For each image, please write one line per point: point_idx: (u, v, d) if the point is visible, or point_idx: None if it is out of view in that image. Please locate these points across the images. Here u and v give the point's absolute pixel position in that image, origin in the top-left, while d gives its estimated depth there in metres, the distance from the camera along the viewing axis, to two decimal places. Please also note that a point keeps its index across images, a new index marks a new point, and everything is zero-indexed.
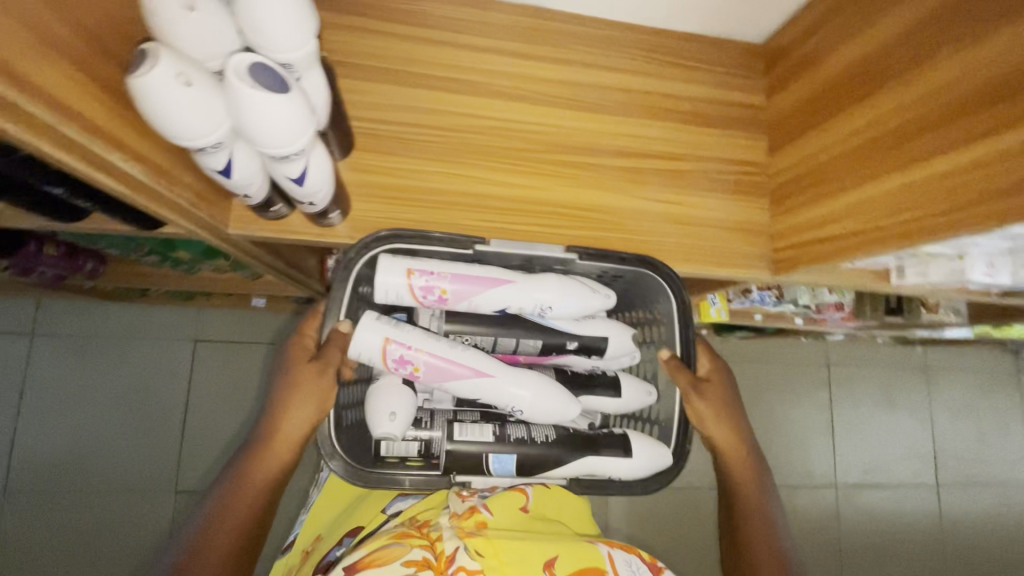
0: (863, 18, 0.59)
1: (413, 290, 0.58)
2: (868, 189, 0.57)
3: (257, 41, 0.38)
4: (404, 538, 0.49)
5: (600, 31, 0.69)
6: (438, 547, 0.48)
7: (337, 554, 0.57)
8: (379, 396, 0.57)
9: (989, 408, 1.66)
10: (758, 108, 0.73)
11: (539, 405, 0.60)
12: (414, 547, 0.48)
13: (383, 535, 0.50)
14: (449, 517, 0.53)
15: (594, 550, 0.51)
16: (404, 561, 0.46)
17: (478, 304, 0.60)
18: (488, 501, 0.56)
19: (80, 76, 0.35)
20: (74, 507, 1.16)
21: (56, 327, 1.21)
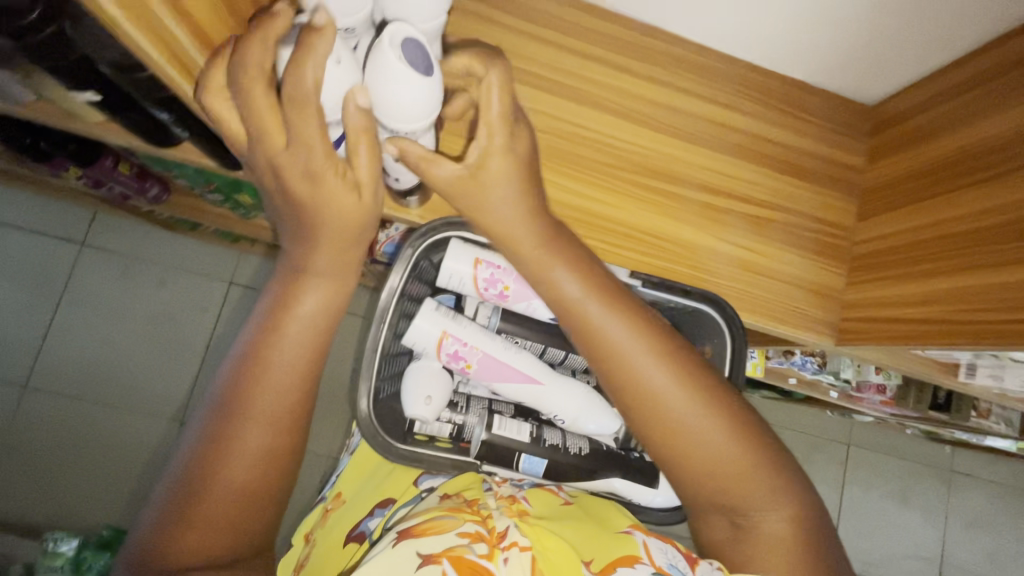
0: (991, 102, 0.56)
1: (477, 279, 0.58)
2: (967, 277, 0.53)
3: (391, 7, 0.40)
4: (455, 512, 0.46)
5: (708, 61, 0.67)
6: (489, 523, 0.45)
7: (370, 526, 0.53)
8: (416, 378, 0.56)
9: (1009, 525, 1.57)
10: (854, 170, 0.70)
11: (581, 418, 0.58)
12: (465, 520, 0.44)
13: (436, 509, 0.47)
14: (493, 499, 0.50)
15: (629, 539, 0.47)
16: (458, 533, 0.42)
17: (536, 307, 0.59)
18: (526, 494, 0.53)
19: None
20: (88, 417, 1.19)
21: (106, 242, 1.24)
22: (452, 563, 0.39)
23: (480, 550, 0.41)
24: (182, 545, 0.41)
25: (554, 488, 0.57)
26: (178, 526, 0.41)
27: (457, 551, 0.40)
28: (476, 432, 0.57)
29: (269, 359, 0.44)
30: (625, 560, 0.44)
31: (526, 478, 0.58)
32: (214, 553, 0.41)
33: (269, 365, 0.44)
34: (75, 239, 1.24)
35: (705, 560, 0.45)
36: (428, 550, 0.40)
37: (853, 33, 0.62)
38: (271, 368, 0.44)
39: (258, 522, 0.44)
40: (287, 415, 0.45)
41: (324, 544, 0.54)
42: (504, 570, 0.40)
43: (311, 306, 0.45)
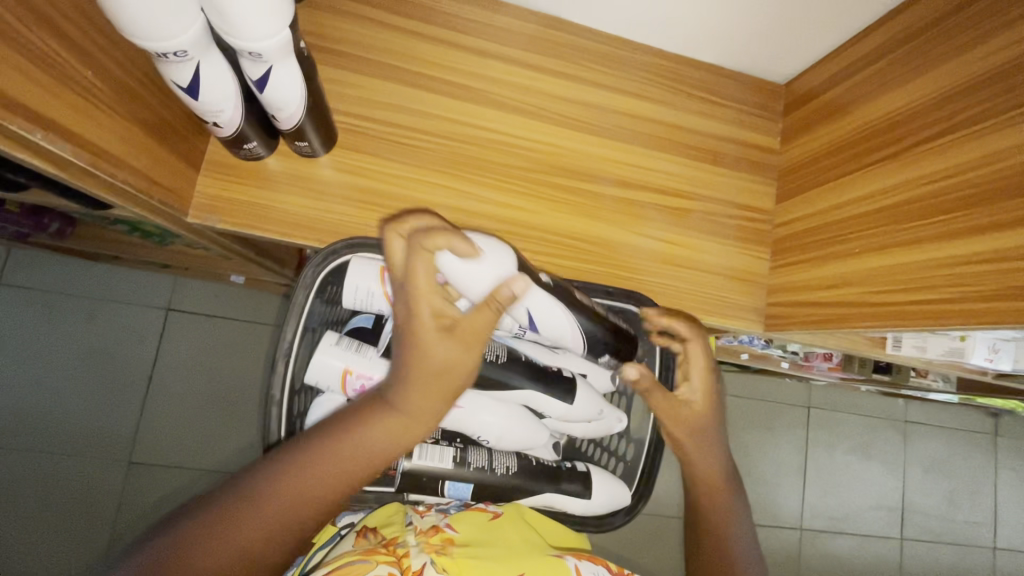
0: (897, 73, 0.55)
1: (386, 290, 0.53)
2: (879, 259, 0.53)
3: (221, 26, 0.35)
4: (370, 554, 0.42)
5: (614, 49, 0.65)
6: (405, 563, 0.43)
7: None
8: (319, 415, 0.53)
9: (962, 466, 1.64)
10: (771, 151, 0.69)
11: (506, 437, 0.56)
12: (379, 564, 0.41)
13: (351, 551, 0.43)
14: (414, 534, 0.47)
15: (562, 563, 0.47)
16: None
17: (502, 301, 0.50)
18: (451, 518, 0.50)
19: (9, 46, 0.30)
20: (17, 473, 1.11)
21: (17, 281, 1.15)
22: None
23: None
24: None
25: (484, 506, 0.55)
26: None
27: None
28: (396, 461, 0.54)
29: (318, 470, 0.40)
30: None
31: (454, 502, 0.55)
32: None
33: (319, 468, 0.40)
34: None
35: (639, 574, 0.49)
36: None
37: (755, 12, 0.61)
38: (319, 479, 0.40)
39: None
40: (292, 530, 0.39)
41: None
42: None
43: (378, 445, 0.41)
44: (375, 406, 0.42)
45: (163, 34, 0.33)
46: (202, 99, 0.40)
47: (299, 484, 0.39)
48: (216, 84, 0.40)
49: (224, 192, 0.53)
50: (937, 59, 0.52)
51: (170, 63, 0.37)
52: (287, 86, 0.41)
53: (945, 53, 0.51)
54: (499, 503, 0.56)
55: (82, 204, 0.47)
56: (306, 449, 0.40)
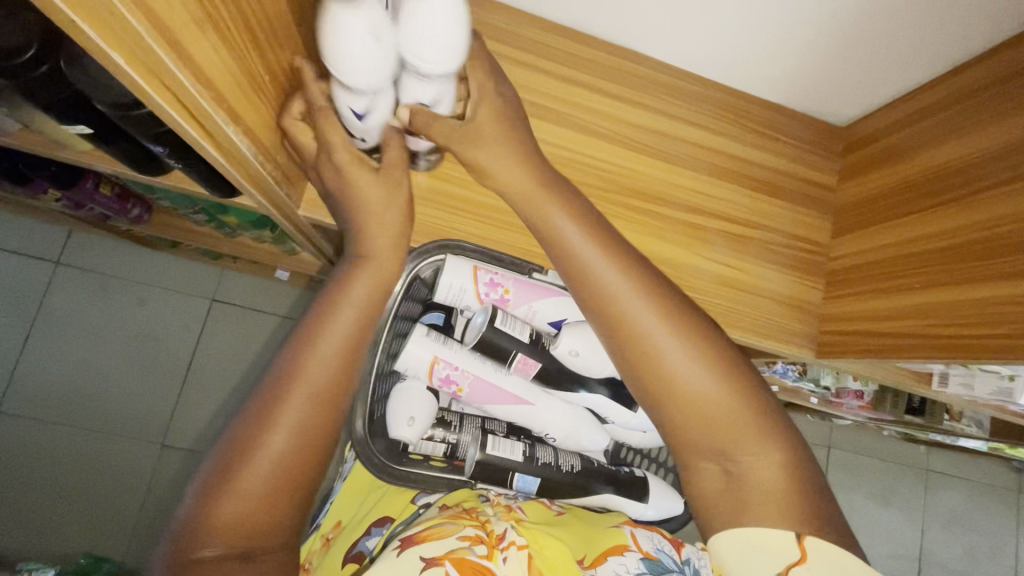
0: (953, 125, 0.59)
1: (477, 288, 0.59)
2: (930, 295, 0.56)
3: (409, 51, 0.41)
4: (455, 519, 0.46)
5: (686, 84, 0.70)
6: (488, 527, 0.46)
7: (367, 545, 0.53)
8: (401, 398, 0.56)
9: (984, 520, 1.62)
10: (828, 188, 0.73)
11: (571, 439, 0.60)
12: (466, 525, 0.45)
13: (436, 517, 0.47)
14: (491, 507, 0.51)
15: (617, 530, 0.51)
16: (459, 537, 0.43)
17: (582, 352, 0.55)
18: (521, 505, 0.54)
19: (207, 32, 0.35)
20: (67, 443, 1.16)
21: (86, 261, 1.22)
22: (455, 564, 0.40)
23: (480, 551, 0.42)
24: (219, 519, 0.40)
25: (547, 501, 0.59)
26: (218, 498, 0.40)
27: (459, 553, 0.41)
28: (471, 450, 0.57)
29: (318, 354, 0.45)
30: (615, 549, 0.48)
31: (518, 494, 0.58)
32: (243, 540, 0.41)
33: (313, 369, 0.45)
34: (53, 258, 1.21)
35: (690, 545, 0.52)
36: (431, 554, 0.41)
37: (821, 58, 0.65)
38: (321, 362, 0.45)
39: (286, 507, 0.43)
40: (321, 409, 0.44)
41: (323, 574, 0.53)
42: (504, 568, 0.42)
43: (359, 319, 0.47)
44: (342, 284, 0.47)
45: (363, 65, 0.40)
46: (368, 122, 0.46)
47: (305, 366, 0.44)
48: (381, 112, 0.46)
49: None
50: (993, 116, 0.56)
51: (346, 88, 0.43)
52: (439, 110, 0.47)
53: (1001, 110, 0.55)
54: (560, 500, 0.59)
55: (214, 190, 0.53)
56: (300, 338, 0.46)
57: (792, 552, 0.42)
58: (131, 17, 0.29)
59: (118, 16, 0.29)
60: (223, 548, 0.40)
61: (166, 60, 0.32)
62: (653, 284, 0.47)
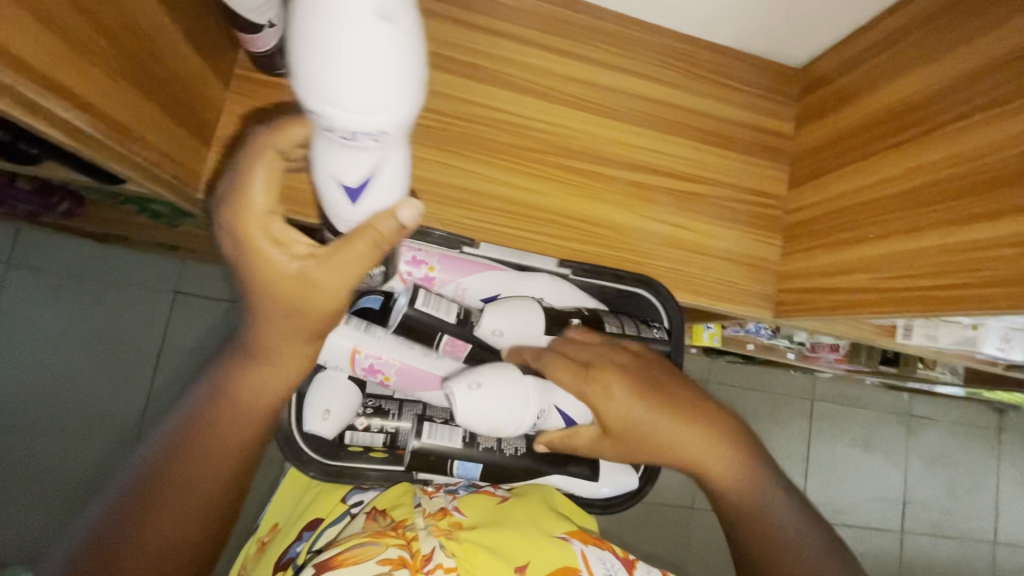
0: (908, 59, 0.55)
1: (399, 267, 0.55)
2: (886, 246, 0.53)
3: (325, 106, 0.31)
4: (380, 537, 0.43)
5: (628, 30, 0.64)
6: (414, 546, 0.43)
7: (297, 550, 0.50)
8: (315, 390, 0.53)
9: (963, 460, 1.64)
10: (785, 136, 0.68)
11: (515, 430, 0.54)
12: (389, 545, 0.42)
13: (359, 534, 0.43)
14: (423, 516, 0.47)
15: (566, 547, 0.47)
16: (379, 561, 0.40)
17: (483, 386, 0.49)
18: (459, 501, 0.51)
19: None
20: (26, 450, 1.12)
21: (26, 260, 1.16)
22: None
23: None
24: None
25: (492, 486, 0.56)
26: None
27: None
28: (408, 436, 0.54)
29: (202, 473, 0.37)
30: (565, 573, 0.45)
31: (462, 481, 0.56)
32: None
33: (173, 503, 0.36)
34: None
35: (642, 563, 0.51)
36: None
37: None
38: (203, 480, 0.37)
39: None
40: (196, 544, 0.36)
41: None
42: None
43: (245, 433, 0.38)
44: (246, 362, 0.37)
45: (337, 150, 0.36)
46: (359, 202, 0.38)
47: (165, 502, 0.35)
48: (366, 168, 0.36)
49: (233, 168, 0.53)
50: (948, 47, 0.51)
51: (326, 139, 0.34)
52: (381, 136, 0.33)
53: (953, 42, 0.51)
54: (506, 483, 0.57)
55: (93, 177, 0.47)
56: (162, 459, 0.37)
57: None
58: None
59: None
60: None
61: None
62: (646, 379, 0.49)
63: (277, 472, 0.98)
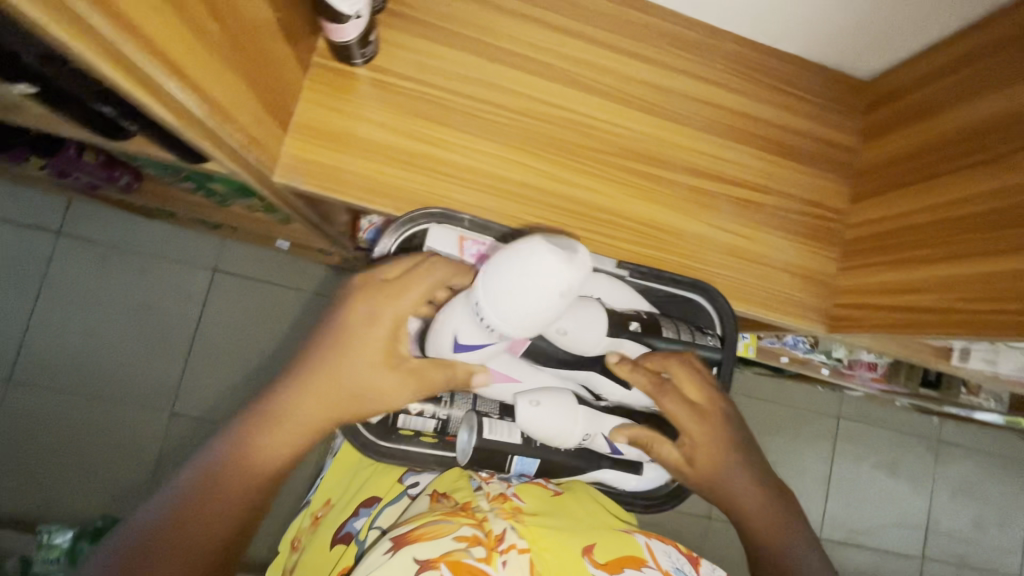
0: (984, 79, 0.54)
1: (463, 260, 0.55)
2: (949, 267, 0.52)
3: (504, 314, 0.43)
4: (451, 516, 0.44)
5: (696, 35, 0.64)
6: (486, 526, 0.44)
7: (355, 526, 0.52)
8: None
9: (993, 491, 1.59)
10: (849, 149, 0.67)
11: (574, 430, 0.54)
12: (462, 524, 0.43)
13: (431, 512, 0.45)
14: (487, 500, 0.48)
15: (631, 539, 0.48)
16: (455, 537, 0.41)
17: (543, 404, 0.52)
18: (517, 489, 0.52)
19: None
20: (72, 414, 1.17)
21: (82, 231, 1.20)
22: (451, 567, 0.38)
23: (478, 554, 0.40)
24: None
25: (543, 480, 0.56)
26: None
27: (455, 556, 0.39)
28: (466, 431, 0.54)
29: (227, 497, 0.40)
30: (631, 562, 0.45)
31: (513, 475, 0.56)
32: None
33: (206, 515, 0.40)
34: (51, 228, 1.19)
35: (706, 560, 0.49)
36: (426, 555, 0.39)
37: (848, 6, 0.59)
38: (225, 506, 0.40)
39: None
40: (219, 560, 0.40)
41: (307, 556, 0.53)
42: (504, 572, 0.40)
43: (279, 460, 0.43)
44: (272, 416, 0.43)
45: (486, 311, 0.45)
46: (458, 352, 0.48)
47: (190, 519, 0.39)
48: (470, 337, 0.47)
49: (308, 154, 0.54)
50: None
51: (476, 323, 0.46)
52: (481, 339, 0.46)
53: None
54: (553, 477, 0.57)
55: (179, 154, 0.49)
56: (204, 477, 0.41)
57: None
58: None
59: None
60: None
61: (92, 17, 0.28)
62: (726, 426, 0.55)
63: (308, 453, 1.00)
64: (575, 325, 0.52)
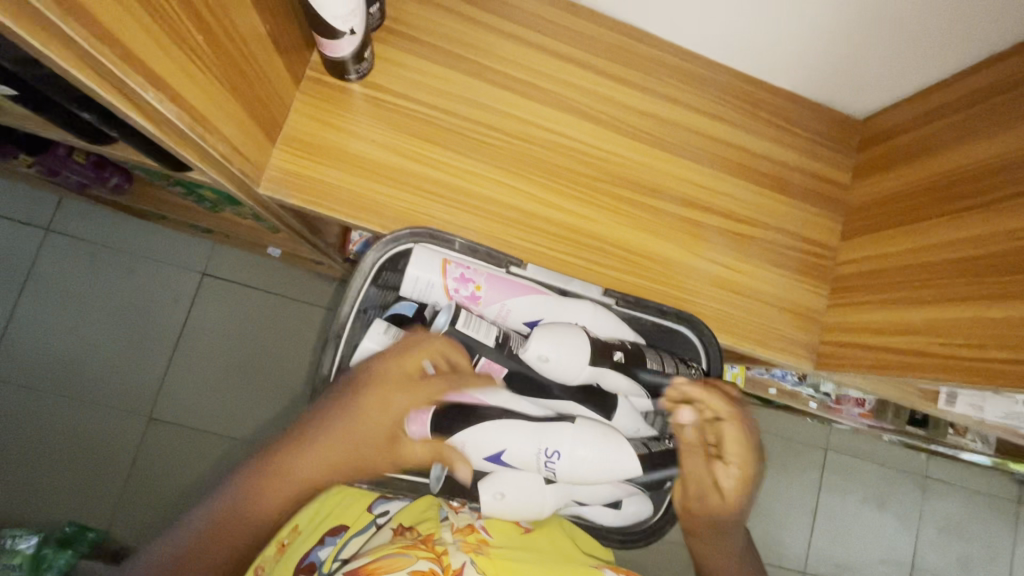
0: (972, 126, 0.54)
1: (446, 282, 0.55)
2: (933, 311, 0.52)
3: (573, 473, 0.50)
4: (409, 549, 0.43)
5: (692, 67, 0.64)
6: (445, 560, 0.43)
7: (320, 556, 0.50)
8: (335, 396, 0.52)
9: (979, 532, 1.58)
10: (840, 187, 0.68)
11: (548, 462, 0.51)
12: (420, 558, 0.42)
13: (390, 545, 0.44)
14: (450, 531, 0.47)
15: None
16: (410, 572, 0.40)
17: (509, 496, 0.50)
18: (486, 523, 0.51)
19: None
20: (45, 416, 1.14)
21: (69, 229, 1.19)
22: None
23: None
24: None
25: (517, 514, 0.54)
26: None
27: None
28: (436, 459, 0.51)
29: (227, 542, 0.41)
30: None
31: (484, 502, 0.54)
32: None
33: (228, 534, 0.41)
34: (38, 225, 1.18)
35: None
36: None
37: (842, 46, 0.59)
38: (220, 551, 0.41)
39: None
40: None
41: None
42: None
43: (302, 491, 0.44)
44: (301, 446, 0.44)
45: (552, 459, 0.50)
46: (486, 459, 0.50)
47: (211, 542, 0.41)
48: (509, 457, 0.50)
49: (296, 167, 0.54)
50: (1013, 121, 0.50)
51: (532, 450, 0.50)
52: (523, 463, 0.50)
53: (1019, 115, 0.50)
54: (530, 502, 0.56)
55: (164, 163, 0.48)
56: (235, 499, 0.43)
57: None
58: None
59: None
60: None
61: (61, 19, 0.27)
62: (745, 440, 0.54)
63: None
64: (558, 352, 0.51)
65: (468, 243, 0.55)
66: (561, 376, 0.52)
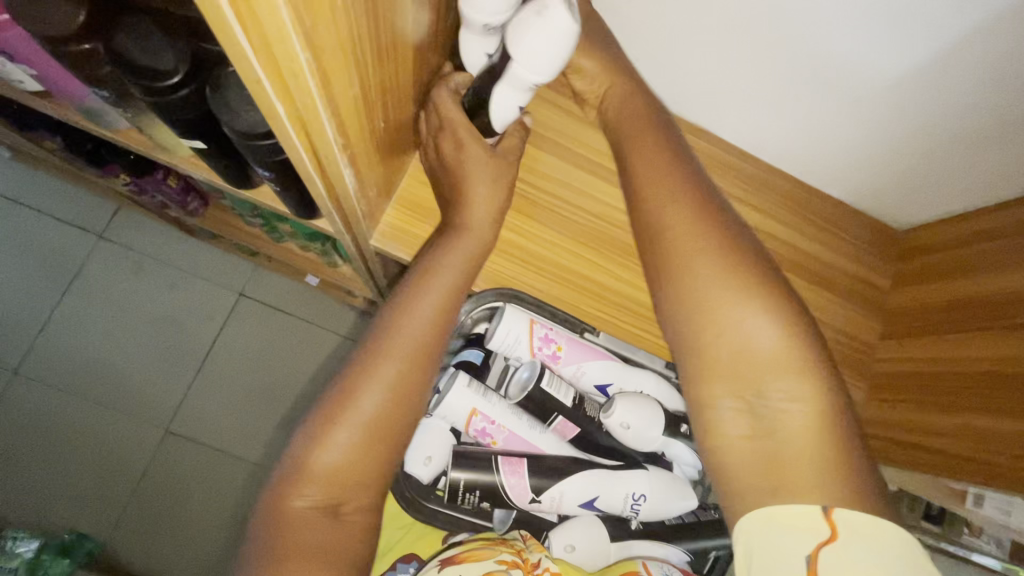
0: (991, 254, 0.60)
1: (532, 341, 0.63)
2: (955, 417, 0.57)
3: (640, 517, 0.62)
4: (492, 544, 0.54)
5: (752, 168, 0.72)
6: (524, 553, 0.54)
7: None
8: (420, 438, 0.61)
9: None
10: (880, 289, 0.74)
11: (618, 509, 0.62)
12: (503, 551, 0.53)
13: (476, 540, 0.55)
14: (522, 536, 0.58)
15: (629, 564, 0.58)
16: (497, 561, 0.52)
17: (577, 548, 0.60)
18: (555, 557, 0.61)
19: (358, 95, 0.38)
20: (69, 416, 1.16)
21: (125, 237, 1.25)
22: None
23: None
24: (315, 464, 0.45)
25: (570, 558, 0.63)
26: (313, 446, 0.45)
27: None
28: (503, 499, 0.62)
29: (383, 372, 0.47)
30: None
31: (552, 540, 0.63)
32: (346, 474, 0.45)
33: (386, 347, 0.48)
34: (98, 230, 1.24)
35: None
36: None
37: (890, 167, 0.67)
38: (379, 388, 0.47)
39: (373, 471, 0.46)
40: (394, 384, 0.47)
41: None
42: None
43: (436, 307, 0.50)
44: (428, 265, 0.51)
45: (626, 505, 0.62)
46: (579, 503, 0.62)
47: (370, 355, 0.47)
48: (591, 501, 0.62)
49: (404, 223, 0.60)
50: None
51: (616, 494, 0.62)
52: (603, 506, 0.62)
53: None
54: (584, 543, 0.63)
55: (299, 210, 0.55)
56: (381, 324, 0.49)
57: (823, 528, 0.39)
58: (305, 83, 0.32)
59: (293, 82, 0.31)
60: (316, 496, 0.44)
61: (317, 117, 0.35)
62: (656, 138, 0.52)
63: None
64: (635, 419, 0.60)
65: (539, 297, 0.62)
66: (633, 438, 0.62)
